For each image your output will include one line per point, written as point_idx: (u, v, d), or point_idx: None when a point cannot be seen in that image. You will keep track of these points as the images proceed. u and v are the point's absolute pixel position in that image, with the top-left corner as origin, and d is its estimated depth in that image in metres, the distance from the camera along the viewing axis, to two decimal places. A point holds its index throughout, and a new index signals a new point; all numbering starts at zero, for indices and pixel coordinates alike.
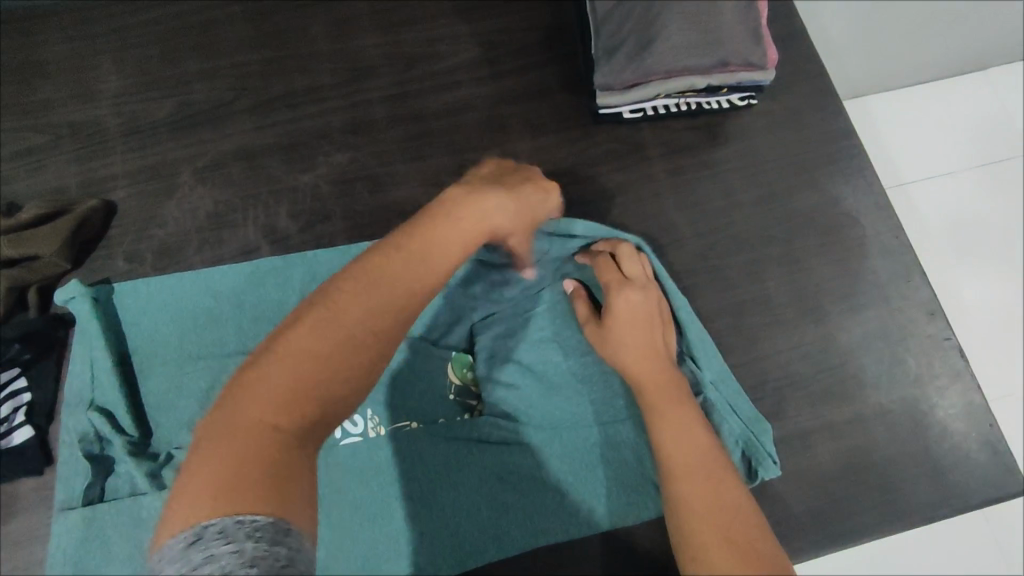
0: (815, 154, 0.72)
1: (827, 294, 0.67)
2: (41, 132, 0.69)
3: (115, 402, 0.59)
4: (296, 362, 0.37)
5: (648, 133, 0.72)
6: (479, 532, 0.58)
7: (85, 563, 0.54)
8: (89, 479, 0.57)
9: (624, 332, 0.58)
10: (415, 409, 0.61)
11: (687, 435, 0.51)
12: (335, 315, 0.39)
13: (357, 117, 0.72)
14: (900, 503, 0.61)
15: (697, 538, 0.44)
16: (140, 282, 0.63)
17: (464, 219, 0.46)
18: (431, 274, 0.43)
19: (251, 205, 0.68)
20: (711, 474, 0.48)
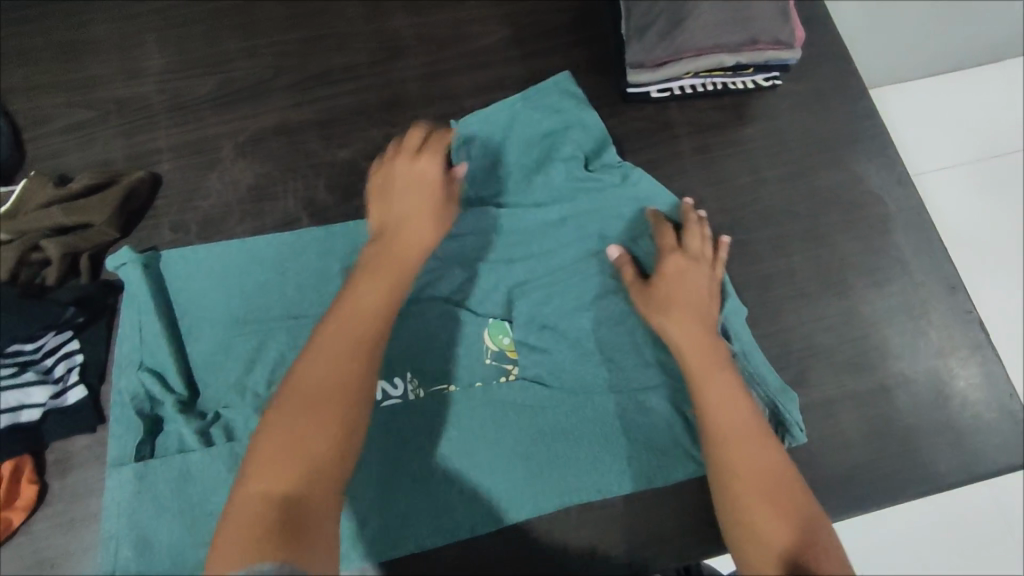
0: (839, 133, 0.74)
1: (851, 268, 0.69)
2: (89, 107, 0.71)
3: (166, 361, 0.61)
4: (281, 434, 0.46)
5: (676, 112, 0.74)
6: (515, 488, 0.61)
7: (139, 515, 0.57)
8: (141, 434, 0.59)
9: (674, 291, 0.61)
10: (452, 372, 0.65)
11: (732, 404, 0.55)
12: (300, 392, 0.48)
13: (393, 95, 0.74)
14: (923, 469, 0.62)
15: (748, 503, 0.50)
16: (188, 250, 0.65)
17: (378, 270, 0.56)
18: (366, 331, 0.52)
19: (291, 178, 0.71)
20: (752, 439, 0.53)
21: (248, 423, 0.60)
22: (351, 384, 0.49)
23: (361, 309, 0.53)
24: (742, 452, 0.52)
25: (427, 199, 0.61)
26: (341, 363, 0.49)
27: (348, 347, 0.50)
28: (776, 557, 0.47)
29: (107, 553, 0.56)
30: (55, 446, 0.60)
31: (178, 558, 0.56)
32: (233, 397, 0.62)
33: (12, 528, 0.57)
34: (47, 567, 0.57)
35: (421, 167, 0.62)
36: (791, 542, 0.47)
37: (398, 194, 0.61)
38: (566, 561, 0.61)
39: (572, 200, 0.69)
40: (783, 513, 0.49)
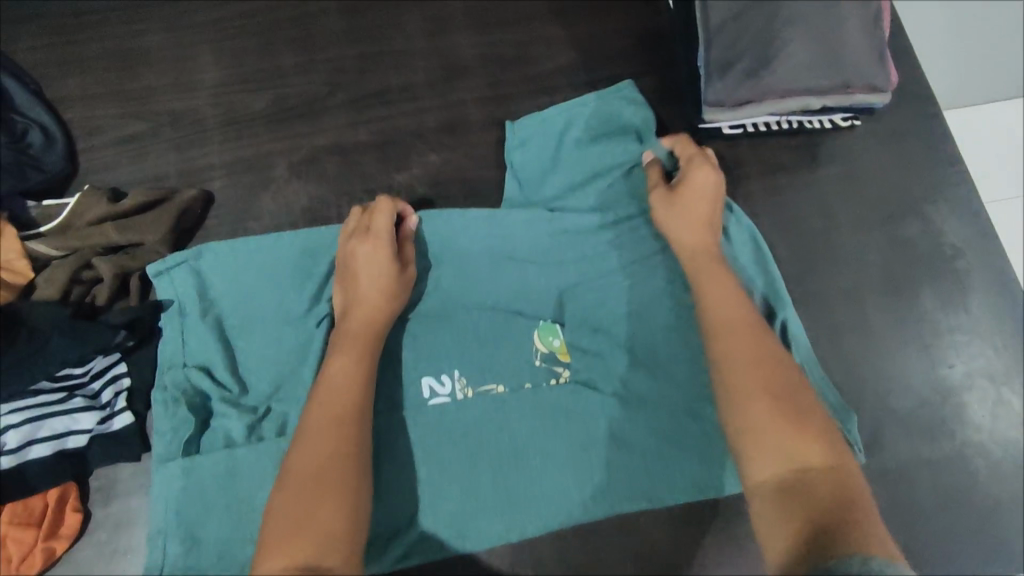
0: (917, 179, 0.70)
1: (928, 325, 0.65)
2: (142, 119, 0.70)
3: (213, 355, 0.59)
4: (286, 516, 0.44)
5: (747, 150, 0.70)
6: (568, 497, 0.58)
7: (186, 515, 0.55)
8: (188, 432, 0.57)
9: (691, 199, 0.59)
10: (501, 373, 0.62)
11: (723, 295, 0.54)
12: (296, 483, 0.46)
13: (451, 118, 0.71)
14: (999, 546, 0.59)
15: (745, 392, 0.48)
16: (228, 245, 0.62)
17: (349, 340, 0.55)
18: (343, 399, 0.51)
19: (346, 201, 0.68)
20: (746, 331, 0.51)
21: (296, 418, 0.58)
22: (344, 453, 0.48)
23: (334, 388, 0.51)
24: (736, 345, 0.50)
25: (384, 269, 0.57)
26: (329, 437, 0.48)
27: (333, 422, 0.49)
28: (776, 457, 0.45)
29: (155, 552, 0.54)
30: (101, 473, 0.59)
31: (226, 554, 0.54)
32: (278, 386, 0.60)
33: (56, 556, 0.55)
34: None
35: (374, 236, 0.58)
36: (801, 442, 0.45)
37: (359, 275, 0.58)
38: None
39: (630, 204, 0.66)
40: (788, 413, 0.46)
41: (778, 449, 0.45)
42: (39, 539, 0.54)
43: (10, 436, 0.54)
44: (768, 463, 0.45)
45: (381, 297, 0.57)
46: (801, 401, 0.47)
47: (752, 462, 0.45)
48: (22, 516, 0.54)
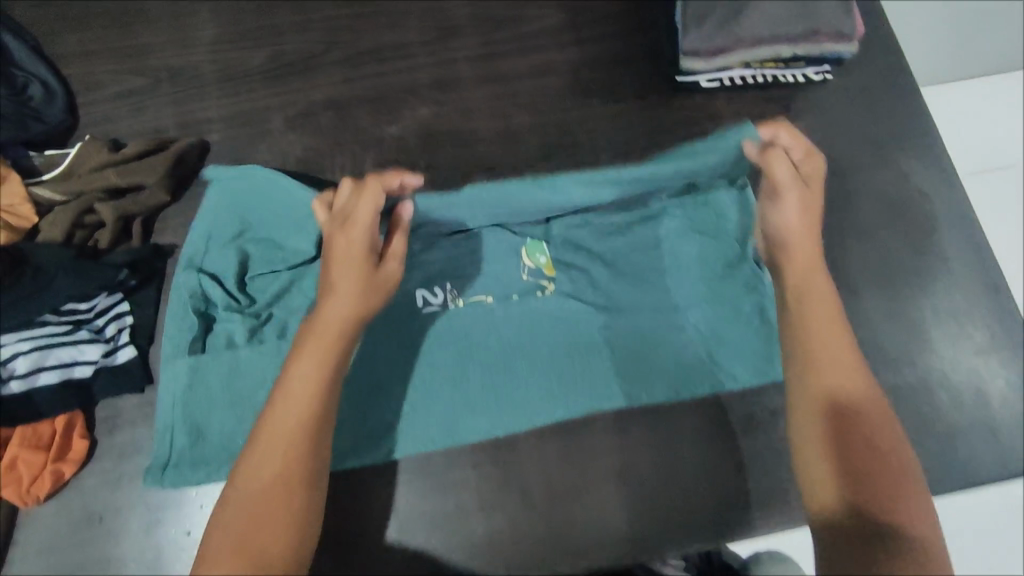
0: (886, 130, 0.73)
1: (893, 265, 0.69)
2: (141, 74, 0.72)
3: (228, 266, 0.64)
4: (229, 526, 0.47)
5: (725, 104, 0.73)
6: (547, 395, 0.62)
7: (192, 410, 0.60)
8: (195, 332, 0.62)
9: (810, 206, 0.60)
10: (490, 285, 0.66)
11: (828, 315, 0.56)
12: (243, 492, 0.48)
13: (442, 74, 0.73)
14: (959, 464, 0.63)
15: (839, 417, 0.51)
16: (253, 175, 0.63)
17: (314, 341, 0.53)
18: (301, 406, 0.50)
19: (339, 152, 0.70)
20: (839, 352, 0.54)
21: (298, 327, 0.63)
22: (294, 466, 0.49)
23: (294, 389, 0.51)
24: (837, 366, 0.53)
25: (356, 267, 0.55)
26: (277, 450, 0.49)
27: (287, 435, 0.49)
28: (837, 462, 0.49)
29: (163, 444, 0.59)
30: (105, 404, 0.61)
31: (231, 444, 0.60)
32: (283, 297, 0.64)
33: (63, 480, 0.58)
34: (96, 519, 0.58)
35: (358, 224, 0.56)
36: (894, 482, 0.48)
37: (337, 264, 0.55)
38: (602, 540, 0.60)
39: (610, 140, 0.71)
40: (853, 437, 0.50)
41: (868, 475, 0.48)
42: (48, 461, 0.58)
43: (19, 363, 0.57)
44: (825, 471, 0.50)
45: (357, 291, 0.54)
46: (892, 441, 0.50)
47: (812, 465, 0.51)
48: (31, 439, 0.58)
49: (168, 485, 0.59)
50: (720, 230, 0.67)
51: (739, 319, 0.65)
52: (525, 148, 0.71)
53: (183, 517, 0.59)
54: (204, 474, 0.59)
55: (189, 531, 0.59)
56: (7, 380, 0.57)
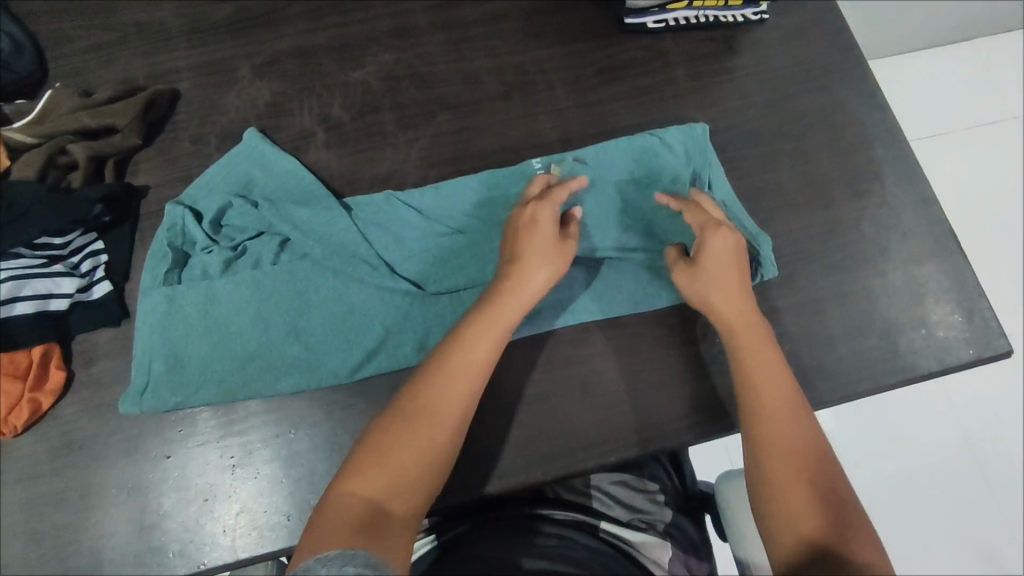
0: (823, 63, 0.78)
1: (833, 183, 0.73)
2: (109, 29, 0.73)
3: (210, 207, 0.66)
4: (385, 440, 0.51)
5: (670, 43, 0.78)
6: None
7: (171, 336, 0.62)
8: (171, 263, 0.63)
9: (719, 268, 0.61)
10: (459, 217, 0.68)
11: (774, 380, 0.56)
12: (407, 427, 0.51)
13: (403, 22, 0.76)
14: (899, 360, 0.67)
15: (782, 467, 0.52)
16: (256, 147, 0.68)
17: (496, 306, 0.56)
18: (478, 362, 0.54)
19: (307, 97, 0.72)
20: (791, 412, 0.55)
21: (274, 258, 0.64)
22: (455, 419, 0.52)
23: (475, 351, 0.54)
24: (775, 396, 0.56)
25: (541, 246, 0.58)
26: (453, 383, 0.53)
27: (455, 384, 0.53)
28: (807, 505, 0.50)
29: (142, 369, 0.61)
30: (82, 338, 0.63)
31: (208, 368, 0.61)
32: (260, 234, 0.66)
33: (41, 410, 0.59)
34: (75, 447, 0.59)
35: (545, 203, 0.60)
36: (841, 525, 0.49)
37: (525, 240, 0.59)
38: (571, 445, 0.62)
39: (566, 81, 0.75)
40: (818, 484, 0.51)
41: (813, 510, 0.50)
42: (26, 389, 0.59)
43: None
44: (795, 520, 0.50)
45: (542, 287, 0.58)
46: (834, 483, 0.52)
47: (781, 510, 0.51)
48: (9, 368, 0.59)
49: (146, 408, 0.60)
50: (670, 171, 0.71)
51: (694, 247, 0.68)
52: (487, 89, 0.74)
53: (164, 440, 0.60)
54: (181, 398, 0.60)
55: (169, 456, 0.60)
56: None
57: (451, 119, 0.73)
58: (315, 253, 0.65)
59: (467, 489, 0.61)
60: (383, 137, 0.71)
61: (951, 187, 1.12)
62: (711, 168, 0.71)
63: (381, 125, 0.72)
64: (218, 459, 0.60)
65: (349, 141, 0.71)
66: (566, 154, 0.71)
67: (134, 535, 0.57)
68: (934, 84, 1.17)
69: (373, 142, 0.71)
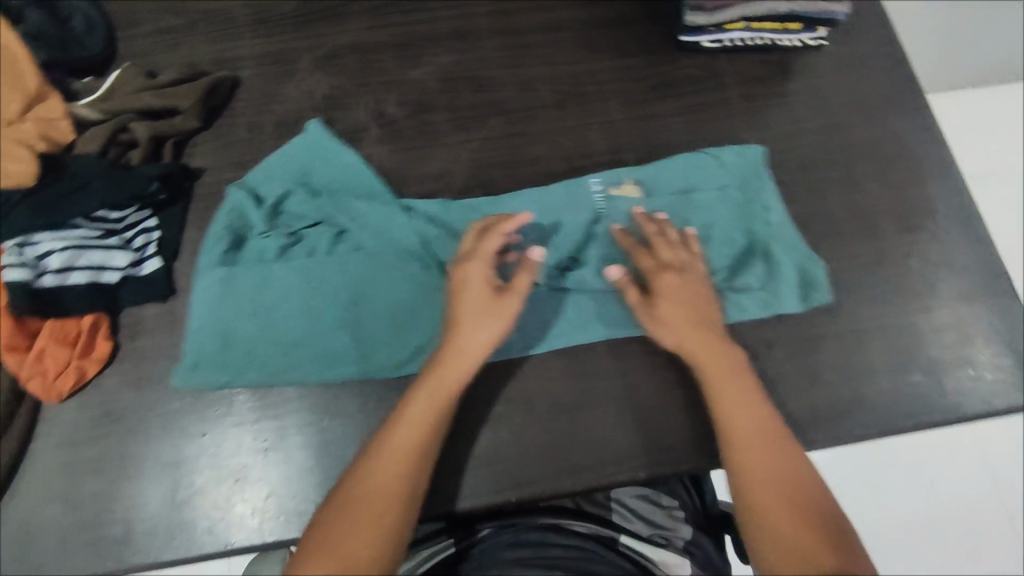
0: (880, 93, 0.77)
1: (884, 214, 0.72)
2: (178, 15, 0.75)
3: (271, 193, 0.67)
4: (336, 520, 0.52)
5: (725, 64, 0.77)
6: (567, 322, 0.65)
7: (224, 317, 0.63)
8: (229, 245, 0.64)
9: (672, 312, 0.61)
10: (516, 221, 0.69)
11: (747, 410, 0.57)
12: (354, 502, 0.53)
13: (463, 26, 0.77)
14: (941, 399, 0.65)
15: (764, 493, 0.54)
16: (322, 138, 0.70)
17: (435, 376, 0.58)
18: (418, 432, 0.56)
19: (363, 92, 0.74)
20: (774, 440, 0.56)
21: (329, 248, 0.65)
22: (402, 494, 0.53)
23: (415, 423, 0.56)
24: (749, 424, 0.57)
25: (482, 310, 0.59)
26: (397, 455, 0.55)
27: (398, 456, 0.54)
28: (793, 526, 0.53)
29: (192, 347, 0.62)
30: (129, 312, 0.64)
31: (257, 351, 0.62)
32: (317, 222, 0.67)
33: (86, 379, 0.61)
34: (114, 418, 0.60)
35: (475, 263, 0.60)
36: (828, 542, 0.52)
37: (460, 300, 0.59)
38: (602, 458, 0.62)
39: (619, 94, 0.75)
40: (801, 505, 0.54)
41: (800, 532, 0.52)
42: (74, 357, 0.60)
43: (54, 259, 0.60)
44: (785, 546, 0.52)
45: (484, 345, 0.58)
46: (817, 501, 0.54)
47: (770, 535, 0.53)
48: (60, 335, 0.60)
49: (194, 386, 0.61)
50: (730, 191, 0.71)
51: (746, 280, 0.68)
52: (540, 97, 0.75)
53: (201, 419, 0.61)
54: (230, 378, 0.61)
55: (204, 434, 0.60)
56: (42, 274, 0.59)
57: (503, 124, 0.73)
58: (370, 246, 0.65)
59: (495, 493, 0.61)
60: (435, 137, 0.72)
61: (1000, 230, 1.10)
62: (769, 190, 0.71)
63: (435, 125, 0.73)
64: (253, 443, 0.60)
65: (402, 138, 0.72)
66: (624, 168, 0.72)
67: (166, 509, 0.58)
68: (990, 122, 1.14)
69: (424, 141, 0.72)
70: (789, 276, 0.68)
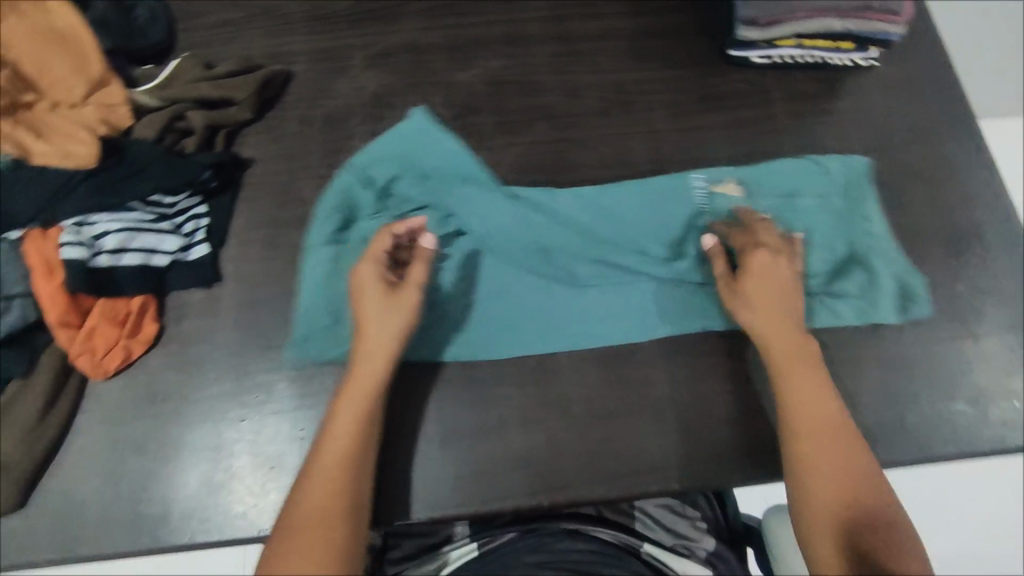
0: (930, 116, 0.76)
1: (931, 238, 0.71)
2: (236, 9, 0.77)
3: (382, 174, 0.69)
4: (283, 544, 0.51)
5: (773, 80, 0.77)
6: (668, 316, 0.66)
7: (334, 292, 0.64)
8: (339, 223, 0.66)
9: (764, 293, 0.60)
10: (618, 215, 0.69)
11: (815, 401, 0.57)
12: (297, 522, 0.51)
13: (514, 31, 0.77)
14: (984, 429, 0.64)
15: (822, 485, 0.54)
16: (431, 124, 0.71)
17: (351, 385, 0.57)
18: (339, 441, 0.55)
19: (413, 91, 0.75)
20: (838, 435, 0.56)
21: (436, 231, 0.67)
22: (343, 505, 0.52)
23: (336, 433, 0.55)
24: (817, 415, 0.57)
25: (385, 307, 0.58)
26: (330, 469, 0.53)
27: (331, 469, 0.54)
28: (848, 520, 0.53)
29: (302, 319, 0.63)
30: (175, 296, 0.65)
31: None
32: (425, 206, 0.68)
33: (131, 358, 0.62)
34: (158, 398, 0.62)
35: (370, 264, 0.59)
36: (881, 540, 0.52)
37: (361, 303, 0.59)
38: (635, 467, 0.61)
39: (666, 105, 0.75)
40: (858, 500, 0.54)
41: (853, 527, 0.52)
42: (122, 336, 0.61)
43: (109, 240, 0.61)
44: (835, 540, 0.52)
45: (389, 340, 0.58)
46: (875, 499, 0.54)
47: (822, 526, 0.53)
48: (110, 314, 0.61)
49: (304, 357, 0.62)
50: (832, 199, 0.71)
51: (844, 286, 0.68)
52: (587, 105, 0.75)
53: (241, 404, 0.62)
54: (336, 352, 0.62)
55: (243, 419, 0.61)
56: (96, 254, 0.60)
57: (549, 129, 0.74)
58: (477, 232, 0.68)
59: (526, 496, 0.61)
60: (482, 139, 0.73)
61: None
62: (868, 201, 0.71)
63: (482, 127, 0.73)
64: (292, 432, 0.61)
65: None
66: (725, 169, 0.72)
67: (204, 492, 0.59)
68: None
69: (471, 142, 0.73)
70: (886, 287, 0.67)
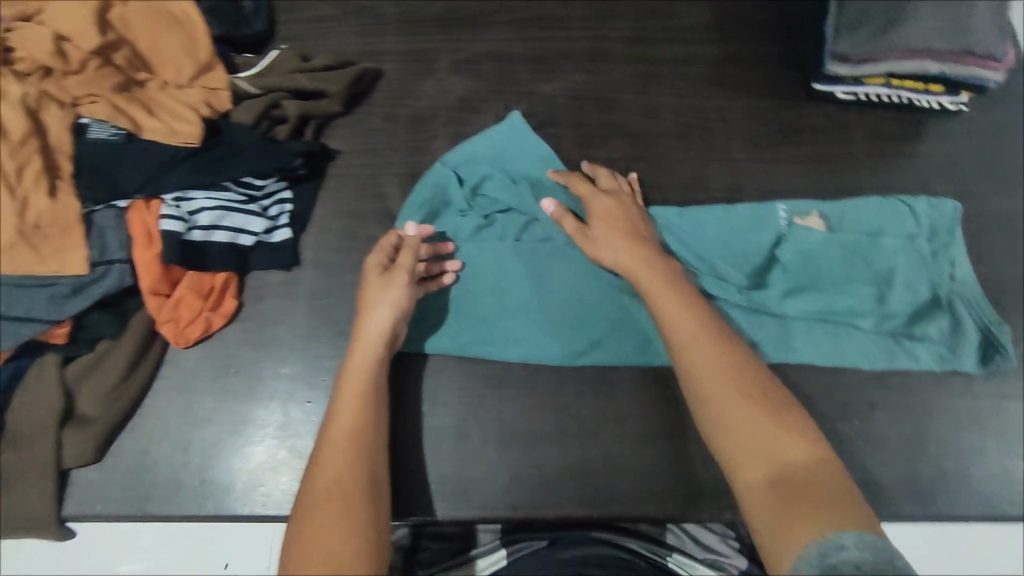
0: (1015, 168, 0.75)
1: (1005, 291, 0.70)
2: (333, 5, 0.80)
3: (472, 174, 0.71)
4: (306, 513, 0.50)
5: (855, 117, 0.77)
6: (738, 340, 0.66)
7: None
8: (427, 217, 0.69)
9: (606, 229, 0.63)
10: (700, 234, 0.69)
11: (698, 336, 0.55)
12: (317, 491, 0.51)
13: (598, 47, 0.79)
14: None
15: (726, 423, 0.51)
16: (523, 130, 0.73)
17: (353, 365, 0.58)
18: (349, 420, 0.55)
19: (496, 98, 0.76)
20: (729, 366, 0.54)
21: (517, 234, 0.69)
22: (362, 476, 0.52)
23: (345, 411, 0.56)
24: (699, 350, 0.55)
25: (383, 293, 0.61)
26: (344, 445, 0.54)
27: (346, 443, 0.54)
28: (762, 450, 0.49)
29: None
30: (256, 275, 0.68)
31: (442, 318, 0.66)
32: (509, 208, 0.70)
33: (211, 330, 0.65)
34: (232, 371, 0.64)
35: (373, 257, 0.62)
36: (796, 458, 0.49)
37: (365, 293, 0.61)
38: (687, 489, 0.62)
39: (745, 132, 0.76)
40: (765, 423, 0.51)
41: (770, 452, 0.49)
42: (205, 308, 0.64)
43: (204, 216, 0.64)
44: (755, 474, 0.49)
45: (389, 323, 0.60)
46: (782, 417, 0.51)
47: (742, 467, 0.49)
48: (196, 287, 0.64)
49: None
50: (919, 240, 0.69)
51: (925, 330, 0.66)
52: (665, 126, 0.75)
53: (308, 386, 0.64)
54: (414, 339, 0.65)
55: (309, 401, 0.64)
56: (191, 229, 0.63)
57: (626, 147, 0.74)
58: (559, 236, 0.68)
59: (576, 506, 0.61)
60: (560, 150, 0.74)
61: None
62: (956, 246, 0.70)
63: (560, 139, 0.75)
64: None
65: None
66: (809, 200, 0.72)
67: (267, 466, 0.62)
68: None
69: None
70: (970, 336, 0.66)
